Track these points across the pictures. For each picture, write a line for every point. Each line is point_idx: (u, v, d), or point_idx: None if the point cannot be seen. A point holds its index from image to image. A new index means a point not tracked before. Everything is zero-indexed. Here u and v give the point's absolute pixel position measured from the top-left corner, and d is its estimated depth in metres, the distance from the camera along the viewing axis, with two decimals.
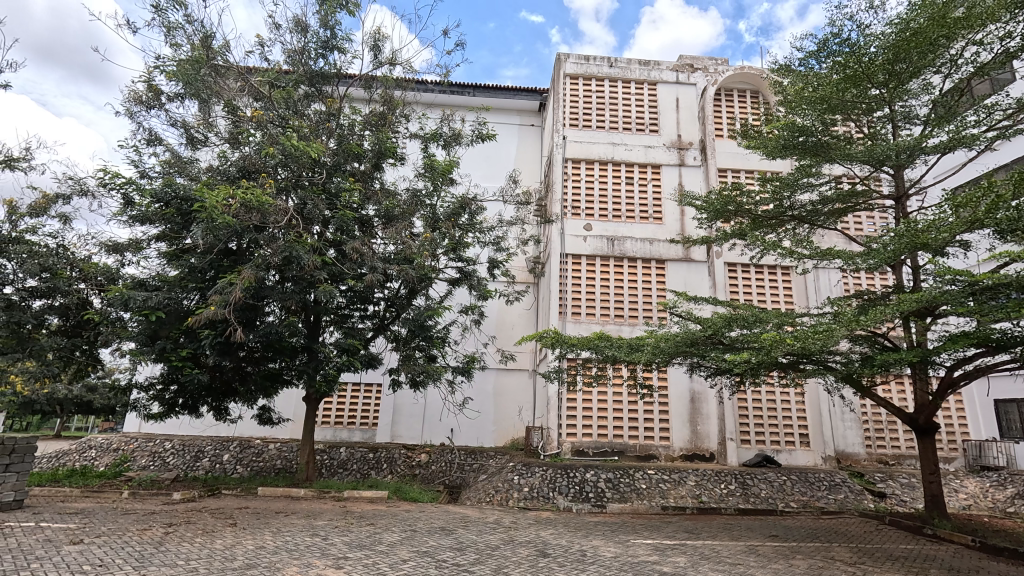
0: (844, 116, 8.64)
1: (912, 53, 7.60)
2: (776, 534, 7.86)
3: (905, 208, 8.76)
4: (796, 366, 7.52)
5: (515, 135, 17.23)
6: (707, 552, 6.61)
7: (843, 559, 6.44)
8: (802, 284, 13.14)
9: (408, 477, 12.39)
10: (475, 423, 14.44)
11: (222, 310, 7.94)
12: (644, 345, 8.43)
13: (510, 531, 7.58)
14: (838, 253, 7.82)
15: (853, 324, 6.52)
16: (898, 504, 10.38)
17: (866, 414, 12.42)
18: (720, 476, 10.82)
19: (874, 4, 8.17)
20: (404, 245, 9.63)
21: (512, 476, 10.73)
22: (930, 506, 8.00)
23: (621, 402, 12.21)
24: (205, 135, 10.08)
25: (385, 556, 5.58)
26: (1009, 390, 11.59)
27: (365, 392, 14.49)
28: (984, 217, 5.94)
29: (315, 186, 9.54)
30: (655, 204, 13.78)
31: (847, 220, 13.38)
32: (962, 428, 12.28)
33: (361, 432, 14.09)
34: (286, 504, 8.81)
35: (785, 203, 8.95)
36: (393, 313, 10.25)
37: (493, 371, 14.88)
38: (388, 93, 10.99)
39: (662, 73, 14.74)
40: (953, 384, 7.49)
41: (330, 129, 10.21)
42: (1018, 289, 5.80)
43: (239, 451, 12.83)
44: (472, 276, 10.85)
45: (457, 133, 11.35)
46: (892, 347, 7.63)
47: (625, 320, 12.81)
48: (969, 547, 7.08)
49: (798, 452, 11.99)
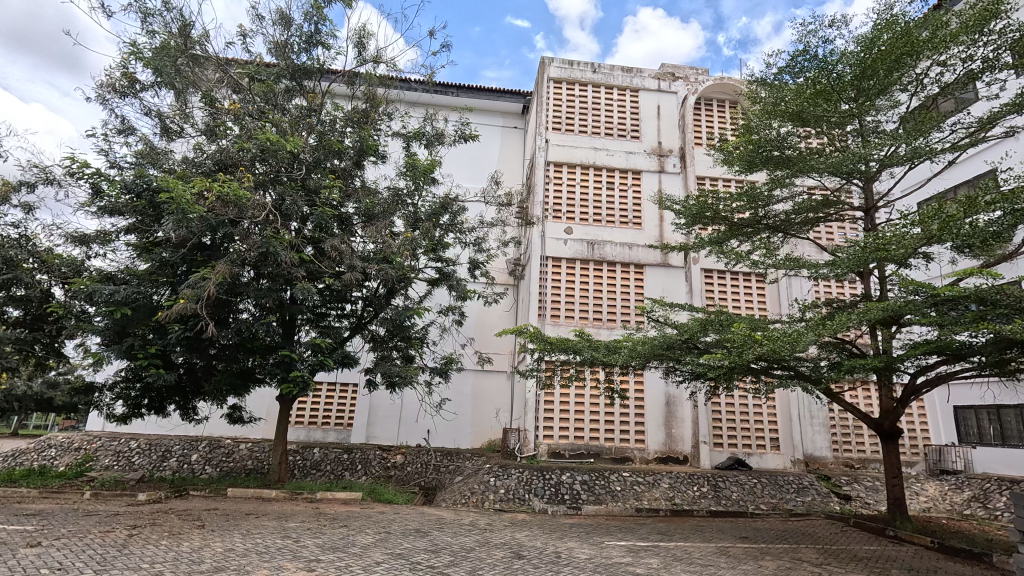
0: (816, 129, 8.85)
1: (879, 70, 7.89)
2: (746, 536, 8.04)
3: (874, 220, 9.00)
4: (767, 371, 7.72)
5: (497, 137, 17.25)
6: (679, 553, 6.72)
7: (809, 560, 6.60)
8: (775, 291, 13.55)
9: (382, 478, 12.26)
10: (452, 425, 14.40)
11: (194, 306, 7.77)
12: (621, 348, 8.52)
13: (485, 532, 7.58)
14: (806, 262, 8.09)
15: (822, 329, 6.67)
16: (862, 506, 10.75)
17: (834, 419, 12.77)
18: (692, 479, 10.99)
19: (839, 21, 8.42)
20: (383, 244, 9.51)
21: (488, 477, 10.71)
22: (892, 508, 8.25)
23: (597, 404, 12.30)
24: (181, 126, 9.83)
25: (358, 559, 5.51)
26: (967, 398, 12.14)
27: (340, 393, 14.25)
28: (941, 232, 6.16)
29: (294, 182, 9.38)
30: (634, 209, 13.95)
31: (820, 229, 13.86)
32: (923, 433, 12.79)
33: (335, 433, 13.88)
34: (257, 506, 8.62)
35: (759, 212, 9.19)
36: (371, 312, 10.13)
37: (471, 373, 14.83)
38: (371, 90, 10.86)
39: (644, 81, 14.96)
40: (916, 391, 7.73)
41: (310, 125, 10.08)
42: (976, 302, 6.04)
43: (209, 451, 12.52)
44: (451, 277, 10.69)
45: (440, 133, 11.19)
46: (860, 353, 7.82)
47: (603, 323, 12.94)
48: (928, 548, 7.35)
49: (768, 456, 12.28)
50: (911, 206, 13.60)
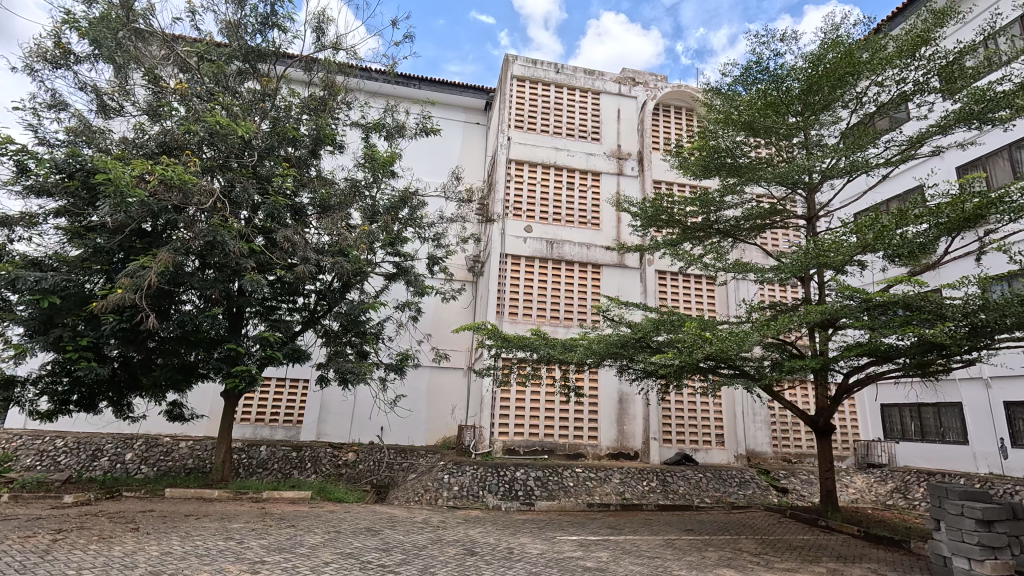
0: (766, 139, 9.26)
1: (824, 86, 8.33)
2: (691, 528, 8.35)
3: (815, 228, 9.53)
4: (715, 369, 8.04)
5: (459, 131, 17.11)
6: (628, 547, 6.91)
7: (748, 550, 6.94)
8: (724, 293, 14.14)
9: (333, 476, 11.97)
10: (407, 422, 14.23)
11: (132, 296, 7.31)
12: (577, 346, 8.66)
13: (438, 530, 7.54)
14: (753, 266, 8.46)
15: (766, 330, 7.00)
16: (798, 498, 11.39)
17: (774, 416, 13.46)
18: (642, 474, 11.32)
19: (789, 36, 8.84)
20: (339, 237, 9.24)
21: (442, 474, 10.65)
22: (824, 499, 8.78)
23: (552, 401, 12.46)
24: (120, 104, 9.21)
25: (306, 559, 5.36)
26: (892, 396, 13.12)
27: (289, 389, 13.79)
28: (875, 242, 6.58)
29: (245, 169, 8.98)
30: (593, 210, 14.18)
31: (766, 236, 14.57)
32: (853, 429, 13.73)
33: (283, 430, 13.43)
34: (198, 506, 8.23)
35: (711, 217, 9.53)
36: (324, 306, 9.85)
37: (427, 369, 14.67)
38: (330, 78, 10.54)
39: (605, 84, 15.20)
40: (848, 390, 8.26)
41: (264, 110, 9.68)
42: (903, 307, 6.50)
43: (145, 449, 11.83)
44: (408, 272, 10.51)
45: (400, 125, 10.97)
46: (800, 354, 8.27)
47: (560, 322, 13.11)
48: (855, 537, 7.87)
49: (714, 451, 12.80)
50: (850, 217, 14.46)
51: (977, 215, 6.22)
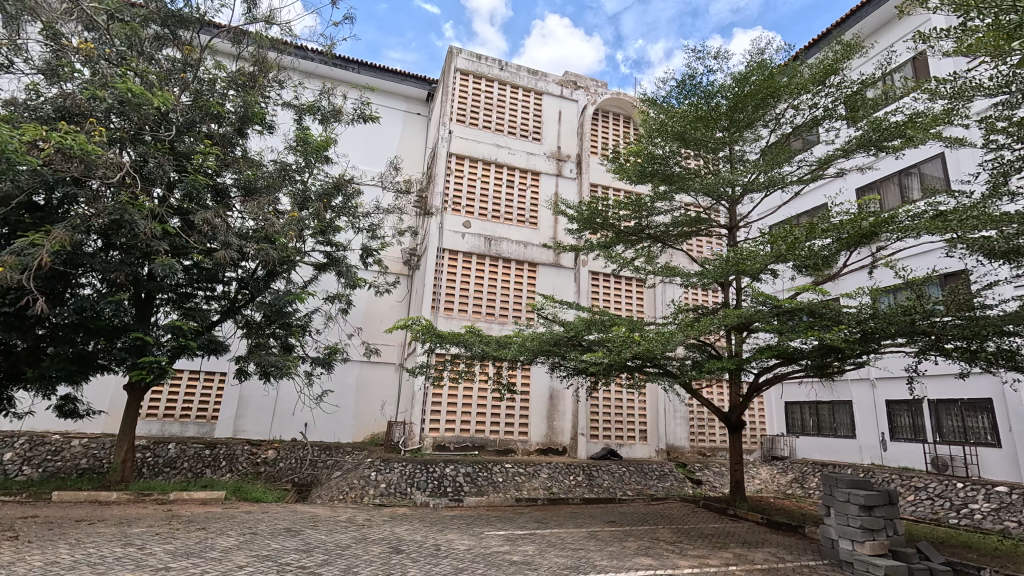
0: (695, 151, 9.78)
1: (749, 104, 8.92)
2: (614, 520, 8.70)
3: (735, 237, 10.20)
4: (641, 368, 8.40)
5: (398, 121, 16.69)
6: (553, 540, 7.08)
7: (665, 538, 7.33)
8: (652, 295, 14.82)
9: (250, 475, 11.32)
10: (333, 418, 13.73)
11: (18, 276, 6.50)
12: (511, 343, 8.74)
13: (363, 528, 7.34)
14: (680, 270, 8.91)
15: (689, 331, 7.40)
16: (710, 489, 12.18)
17: (692, 413, 14.29)
18: (569, 468, 11.64)
19: (721, 55, 9.38)
20: (265, 222, 8.71)
21: (368, 472, 10.37)
22: (733, 490, 9.45)
23: (484, 397, 12.50)
24: (9, 59, 8.15)
25: (218, 564, 5.04)
26: (795, 395, 14.34)
27: (204, 383, 12.87)
28: (787, 252, 7.14)
29: (159, 143, 8.25)
30: (531, 209, 14.34)
31: (692, 243, 15.44)
32: (761, 425, 14.87)
33: (196, 427, 12.51)
34: (92, 511, 7.48)
35: (643, 222, 9.94)
36: (246, 296, 9.26)
37: (356, 364, 14.22)
38: (260, 52, 9.91)
39: (547, 85, 15.41)
40: (758, 389, 8.93)
41: (184, 81, 8.94)
42: (807, 314, 7.11)
43: (29, 449, 10.60)
44: (340, 262, 10.09)
45: (337, 109, 10.51)
46: (717, 354, 8.83)
47: (495, 318, 13.18)
48: (759, 524, 8.54)
49: (637, 446, 13.40)
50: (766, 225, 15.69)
51: (871, 232, 6.91)
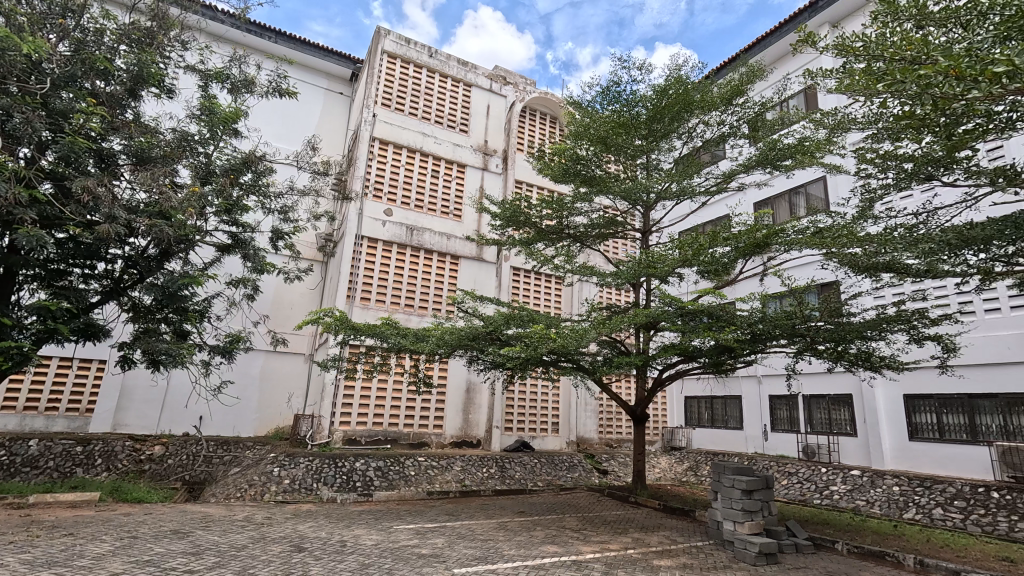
0: (615, 157, 10.21)
1: (665, 116, 9.46)
2: (523, 510, 8.92)
3: (648, 241, 10.79)
4: (556, 363, 8.66)
5: (318, 98, 15.81)
6: (463, 532, 7.13)
7: (571, 526, 7.64)
8: (570, 293, 15.32)
9: (132, 474, 10.26)
10: (232, 411, 12.81)
11: None
12: (429, 336, 8.63)
13: (262, 527, 6.93)
14: (596, 270, 9.28)
15: (602, 328, 7.73)
16: (615, 478, 12.86)
17: (602, 406, 14.99)
18: (482, 461, 11.76)
19: (643, 66, 9.85)
20: (160, 195, 7.82)
21: (270, 468, 9.80)
22: (635, 478, 10.05)
23: (399, 390, 12.26)
24: None
25: (86, 573, 4.52)
26: (693, 390, 15.52)
27: (77, 371, 11.46)
28: (693, 257, 7.67)
29: (28, 96, 7.17)
30: (455, 201, 14.23)
31: (609, 244, 16.17)
32: (662, 418, 15.93)
33: (65, 421, 11.12)
34: None
35: (564, 221, 10.23)
36: (133, 276, 8.34)
37: (261, 353, 13.35)
38: (159, 6, 8.92)
39: (477, 77, 15.32)
40: (661, 384, 9.55)
41: (63, 29, 7.83)
42: (707, 316, 7.70)
43: None
44: (247, 245, 9.27)
45: (249, 78, 9.71)
46: (626, 351, 9.32)
47: (414, 310, 12.97)
48: (656, 510, 9.16)
49: (549, 438, 13.83)
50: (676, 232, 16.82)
51: (764, 243, 7.62)
